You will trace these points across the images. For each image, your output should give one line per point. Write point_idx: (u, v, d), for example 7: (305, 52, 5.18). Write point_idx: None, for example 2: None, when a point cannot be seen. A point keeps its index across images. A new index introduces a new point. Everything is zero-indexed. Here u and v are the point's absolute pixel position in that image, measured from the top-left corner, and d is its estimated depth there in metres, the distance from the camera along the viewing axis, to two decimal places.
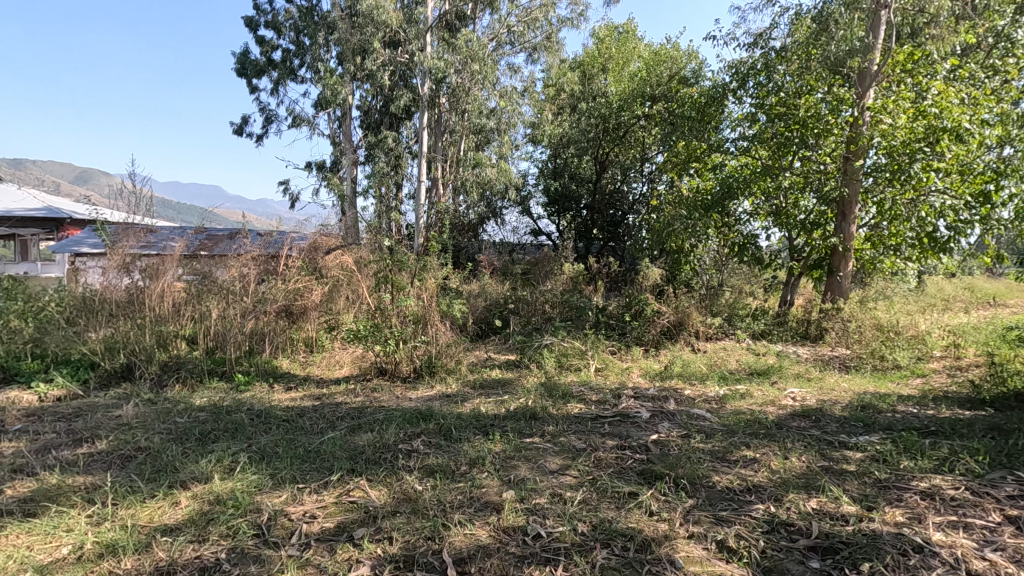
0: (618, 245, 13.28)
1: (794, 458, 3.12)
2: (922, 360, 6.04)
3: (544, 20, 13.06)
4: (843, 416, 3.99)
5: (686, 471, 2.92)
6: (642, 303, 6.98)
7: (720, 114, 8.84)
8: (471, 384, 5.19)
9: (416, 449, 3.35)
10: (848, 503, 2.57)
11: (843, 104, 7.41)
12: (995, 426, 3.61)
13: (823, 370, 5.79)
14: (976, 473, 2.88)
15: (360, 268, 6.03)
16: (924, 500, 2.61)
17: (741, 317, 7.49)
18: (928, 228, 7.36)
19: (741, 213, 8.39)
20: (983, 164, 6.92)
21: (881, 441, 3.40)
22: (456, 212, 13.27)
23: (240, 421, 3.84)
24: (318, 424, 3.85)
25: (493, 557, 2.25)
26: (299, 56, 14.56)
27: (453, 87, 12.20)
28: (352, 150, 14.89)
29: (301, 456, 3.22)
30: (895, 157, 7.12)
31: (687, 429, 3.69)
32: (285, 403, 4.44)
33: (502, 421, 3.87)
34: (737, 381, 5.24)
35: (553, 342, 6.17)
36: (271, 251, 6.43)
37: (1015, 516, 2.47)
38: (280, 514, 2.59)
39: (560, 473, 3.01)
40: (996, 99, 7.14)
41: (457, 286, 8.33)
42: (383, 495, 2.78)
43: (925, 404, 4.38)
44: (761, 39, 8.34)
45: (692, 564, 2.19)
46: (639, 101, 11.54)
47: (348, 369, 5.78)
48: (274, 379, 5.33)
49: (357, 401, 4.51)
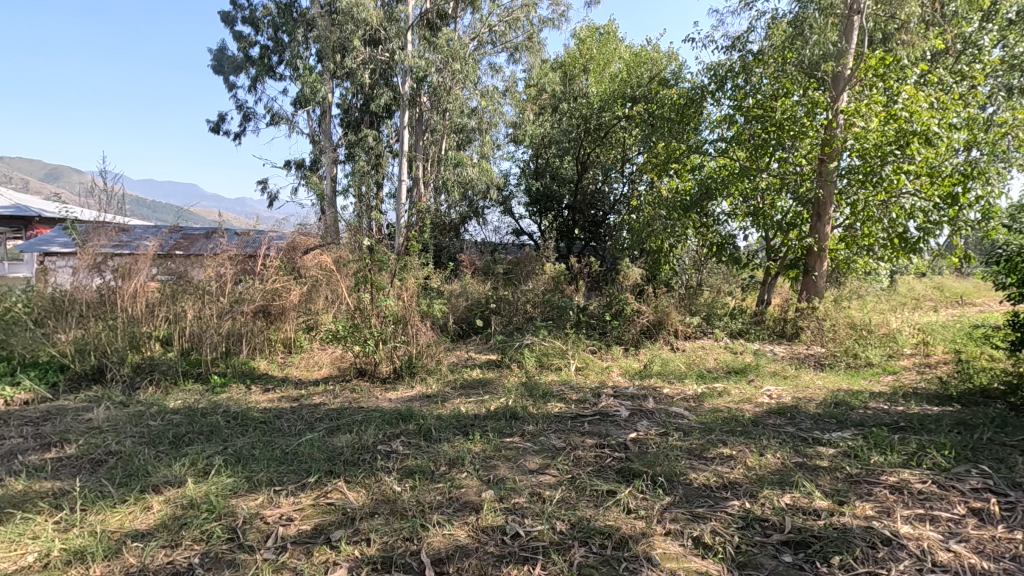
0: (598, 245, 13.13)
1: (769, 454, 3.17)
2: (893, 357, 6.22)
3: (525, 19, 13.08)
4: (817, 413, 4.07)
5: (663, 469, 2.94)
6: (622, 302, 7.05)
7: (699, 116, 8.97)
8: (451, 384, 5.18)
9: (395, 450, 3.34)
10: (820, 498, 2.63)
11: (819, 108, 7.49)
12: (961, 421, 3.72)
13: (799, 367, 5.90)
14: (942, 467, 2.96)
15: (339, 268, 5.99)
16: (893, 494, 2.68)
17: (718, 316, 7.60)
18: (899, 229, 7.50)
19: (719, 214, 8.46)
20: (951, 167, 7.12)
21: (853, 437, 3.48)
22: (438, 212, 13.23)
23: (217, 423, 3.78)
24: (295, 426, 3.81)
25: (471, 557, 2.25)
26: (278, 52, 14.39)
27: (434, 86, 12.22)
28: (331, 149, 14.77)
29: (278, 458, 3.18)
30: (868, 159, 7.23)
31: (666, 427, 3.73)
32: (262, 405, 4.38)
33: (482, 421, 3.87)
34: (715, 379, 5.30)
35: (534, 342, 6.17)
36: (249, 251, 6.35)
37: (978, 508, 2.55)
38: (255, 517, 2.55)
39: (539, 472, 3.02)
40: (963, 104, 7.35)
41: (439, 286, 8.30)
42: (362, 496, 2.76)
43: (895, 401, 4.49)
44: (738, 42, 8.46)
45: (669, 561, 2.21)
46: (620, 103, 11.66)
47: (327, 370, 5.71)
48: (251, 380, 5.25)
49: (336, 403, 4.47)
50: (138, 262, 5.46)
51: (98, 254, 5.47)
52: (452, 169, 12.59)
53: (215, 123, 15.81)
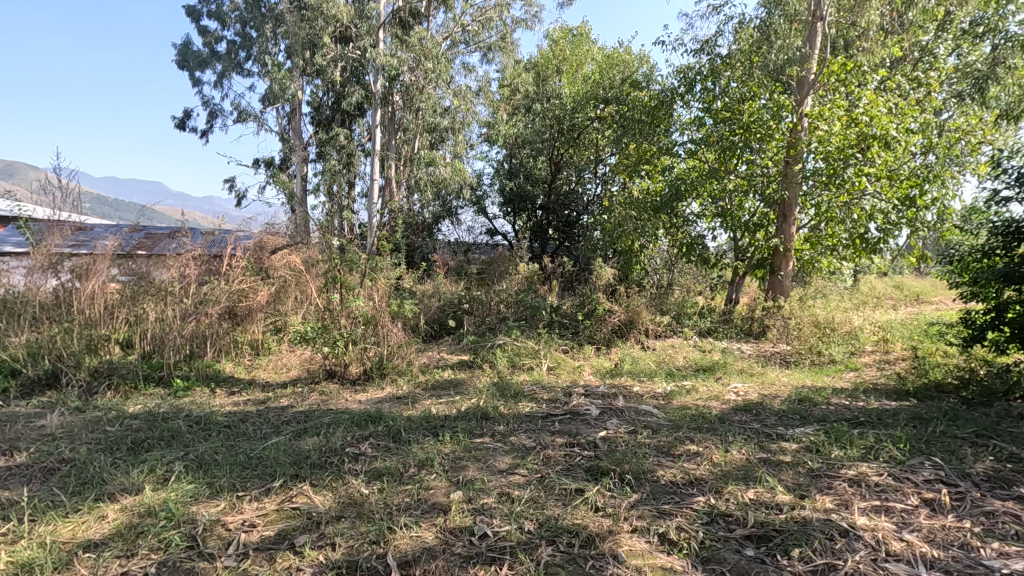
0: (572, 245, 13.10)
1: (735, 450, 3.23)
2: (855, 354, 6.42)
3: (498, 20, 13.08)
4: (781, 410, 4.16)
5: (631, 466, 2.98)
6: (594, 302, 7.10)
7: (669, 118, 9.10)
8: (422, 386, 5.14)
9: (363, 452, 3.28)
10: (783, 492, 2.69)
11: (784, 111, 7.72)
12: (916, 415, 3.85)
13: (765, 365, 6.04)
14: (898, 460, 3.06)
15: (308, 268, 5.87)
16: (851, 487, 2.76)
17: (688, 315, 7.71)
18: (861, 230, 7.73)
19: (689, 214, 8.59)
20: (909, 170, 7.38)
21: (814, 432, 3.57)
22: (410, 211, 13.15)
23: (178, 428, 3.67)
24: (260, 430, 3.72)
25: (438, 559, 2.23)
26: (245, 48, 14.09)
27: (407, 84, 12.10)
28: (302, 147, 14.54)
29: (241, 463, 3.11)
30: (831, 162, 7.38)
31: (635, 425, 3.78)
32: (226, 408, 4.28)
33: (452, 422, 3.85)
34: (683, 377, 5.38)
35: (506, 342, 6.17)
36: (214, 251, 6.28)
37: (929, 499, 2.65)
38: (216, 524, 2.49)
39: (508, 472, 3.02)
40: (920, 110, 7.63)
41: (411, 286, 8.23)
42: (328, 500, 2.71)
43: (856, 396, 4.63)
44: (707, 45, 8.61)
45: (634, 558, 2.23)
46: (592, 104, 11.82)
47: (296, 372, 5.61)
48: (217, 383, 5.12)
49: (304, 405, 4.40)
50: (97, 262, 5.39)
51: (53, 253, 5.37)
52: (424, 169, 12.52)
53: (180, 119, 15.40)
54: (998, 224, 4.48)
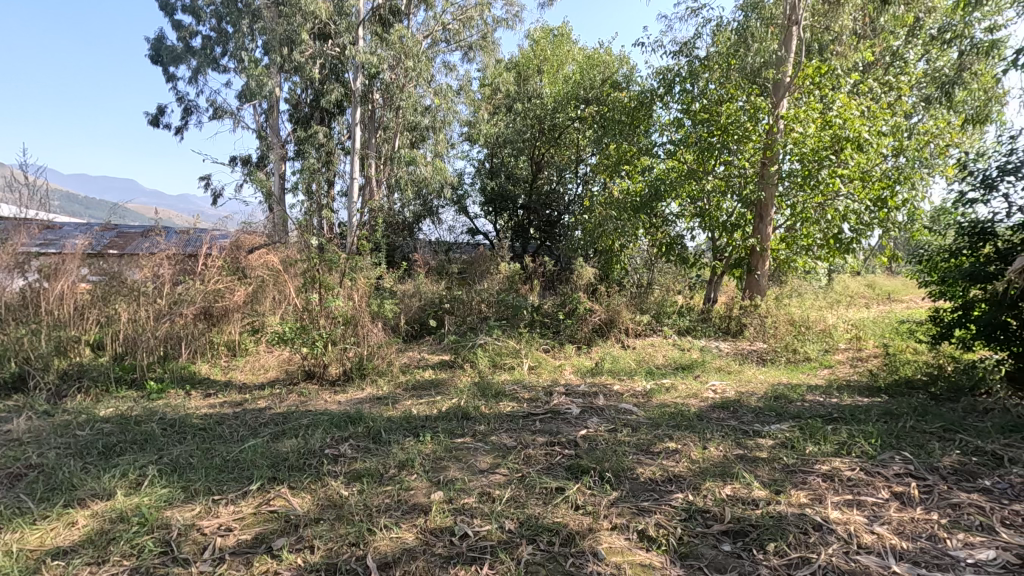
0: (553, 245, 13.10)
1: (712, 447, 3.28)
2: (829, 352, 6.57)
3: (479, 19, 13.04)
4: (758, 407, 4.24)
5: (611, 464, 3.00)
6: (575, 301, 7.13)
7: (649, 119, 9.19)
8: (403, 386, 5.11)
9: (343, 453, 3.26)
10: (759, 488, 2.74)
11: (760, 112, 7.86)
12: (888, 411, 3.96)
13: (742, 363, 6.14)
14: (869, 455, 3.14)
15: (286, 268, 5.79)
16: (825, 482, 2.82)
17: (668, 314, 7.80)
18: (835, 230, 7.85)
19: (668, 214, 8.69)
20: (881, 172, 7.56)
21: (789, 428, 3.64)
22: (391, 211, 13.08)
23: (151, 431, 3.59)
24: (237, 432, 3.67)
25: (418, 559, 2.22)
26: (221, 44, 13.85)
27: (387, 83, 12.01)
28: (279, 145, 14.34)
29: (217, 466, 3.05)
30: (806, 163, 7.60)
31: (615, 424, 3.81)
32: (202, 411, 4.20)
33: (433, 422, 3.84)
34: (662, 375, 5.45)
35: (487, 342, 6.16)
36: (190, 250, 6.16)
37: (900, 492, 2.72)
38: (191, 528, 2.45)
39: (489, 472, 3.02)
40: (891, 113, 7.84)
41: (392, 286, 8.17)
42: (306, 502, 2.68)
43: (830, 393, 4.73)
44: (685, 47, 8.71)
45: (614, 555, 2.25)
46: (573, 104, 11.92)
47: (274, 373, 5.54)
48: (192, 385, 5.02)
49: (282, 406, 4.34)
50: (66, 262, 5.28)
51: (20, 252, 5.21)
52: (404, 167, 12.43)
53: (154, 115, 15.06)
54: (965, 224, 4.65)
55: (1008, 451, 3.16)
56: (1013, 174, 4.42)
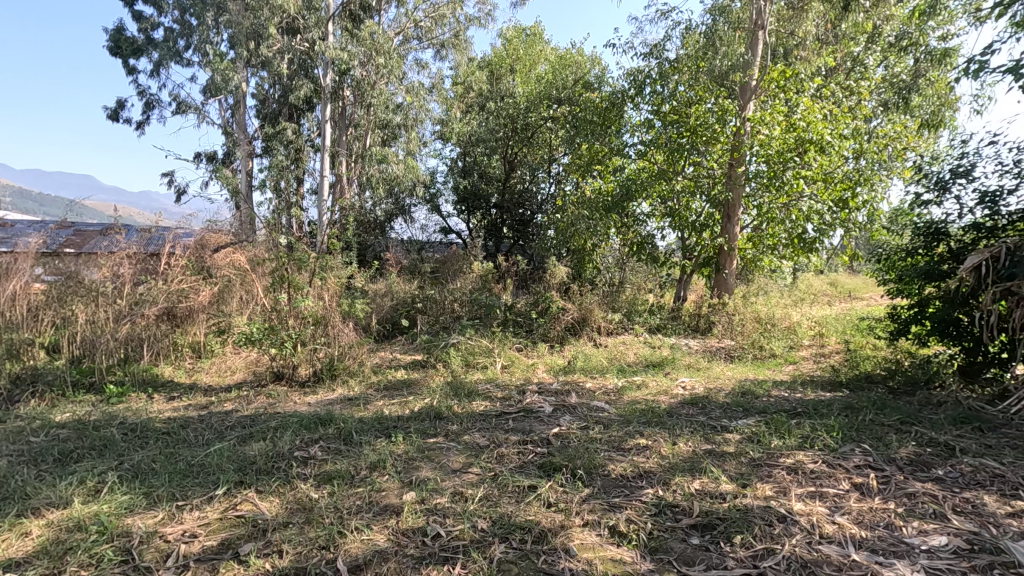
0: (526, 244, 13.12)
1: (682, 443, 3.34)
2: (794, 348, 6.76)
3: (451, 17, 12.99)
4: (725, 402, 4.33)
5: (583, 462, 3.03)
6: (548, 300, 7.17)
7: (620, 119, 9.28)
8: (374, 386, 5.06)
9: (313, 456, 3.20)
10: (726, 482, 2.80)
11: (729, 114, 8.00)
12: (848, 405, 4.09)
13: (711, 359, 6.27)
14: (831, 448, 3.24)
15: (254, 267, 5.66)
16: (789, 475, 2.91)
17: (639, 312, 7.90)
18: (799, 230, 8.08)
19: (639, 214, 8.79)
20: (843, 174, 7.80)
21: (755, 423, 3.73)
22: (362, 209, 12.94)
23: (111, 436, 3.47)
24: (202, 436, 3.57)
25: (390, 561, 2.21)
26: (184, 36, 13.45)
27: (357, 79, 11.85)
28: (246, 141, 14.02)
29: (181, 471, 2.97)
30: (772, 165, 7.80)
31: (587, 421, 3.84)
32: (165, 414, 4.08)
33: (405, 422, 3.81)
34: (634, 373, 5.53)
35: (460, 341, 6.14)
36: (152, 248, 5.96)
37: (859, 483, 2.82)
38: (154, 535, 2.38)
39: (462, 471, 3.01)
40: (852, 117, 8.10)
41: (363, 286, 8.07)
42: (275, 506, 2.63)
43: (794, 388, 4.88)
44: (656, 49, 8.83)
45: (586, 551, 2.27)
46: (546, 104, 12.00)
47: (241, 375, 5.41)
48: (154, 389, 4.87)
49: (249, 409, 4.24)
50: (18, 262, 5.10)
51: None
52: (376, 165, 12.28)
53: (113, 109, 14.53)
54: (920, 225, 4.84)
55: (959, 441, 3.31)
56: (965, 176, 4.61)
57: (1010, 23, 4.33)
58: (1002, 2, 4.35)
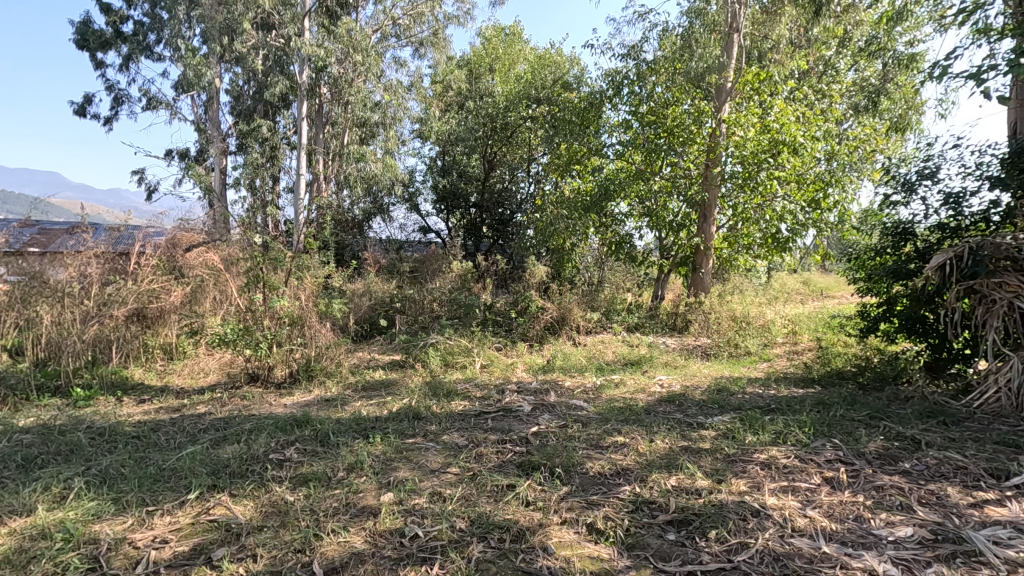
0: (505, 244, 13.12)
1: (658, 440, 3.38)
2: (768, 346, 6.90)
3: (430, 15, 12.93)
4: (702, 399, 4.40)
5: (561, 460, 3.04)
6: (527, 299, 7.18)
7: (598, 120, 9.33)
8: (352, 387, 5.02)
9: (288, 458, 3.16)
10: (702, 478, 2.84)
11: (705, 116, 8.11)
12: (820, 401, 4.19)
13: (687, 357, 6.36)
14: (804, 443, 3.31)
15: (228, 266, 5.55)
16: (763, 470, 2.96)
17: (617, 311, 7.98)
18: (773, 230, 8.21)
19: (617, 213, 8.86)
20: (815, 175, 7.97)
21: (731, 420, 3.79)
22: (340, 208, 12.80)
23: (78, 441, 3.37)
24: (175, 440, 3.49)
25: (367, 563, 2.19)
26: (155, 30, 13.14)
27: (334, 77, 11.69)
28: (220, 138, 13.76)
29: (151, 476, 2.90)
30: (747, 166, 7.93)
31: (565, 420, 3.86)
32: (135, 418, 3.98)
33: (384, 423, 3.78)
34: (612, 371, 5.58)
35: (439, 341, 6.10)
36: (121, 247, 5.81)
37: (830, 477, 2.89)
38: (123, 542, 2.32)
39: (441, 471, 3.00)
40: (824, 119, 8.30)
41: (341, 286, 7.99)
42: (249, 510, 2.59)
43: (768, 385, 4.98)
44: (633, 51, 8.91)
45: (563, 549, 2.28)
46: (525, 104, 12.00)
47: (215, 377, 5.30)
48: (124, 391, 4.74)
49: (223, 411, 4.16)
50: None
51: None
52: (353, 164, 12.14)
53: (80, 105, 14.14)
54: (888, 226, 4.97)
55: (925, 435, 3.41)
56: (930, 178, 4.76)
57: (973, 30, 4.47)
58: (965, 9, 4.49)
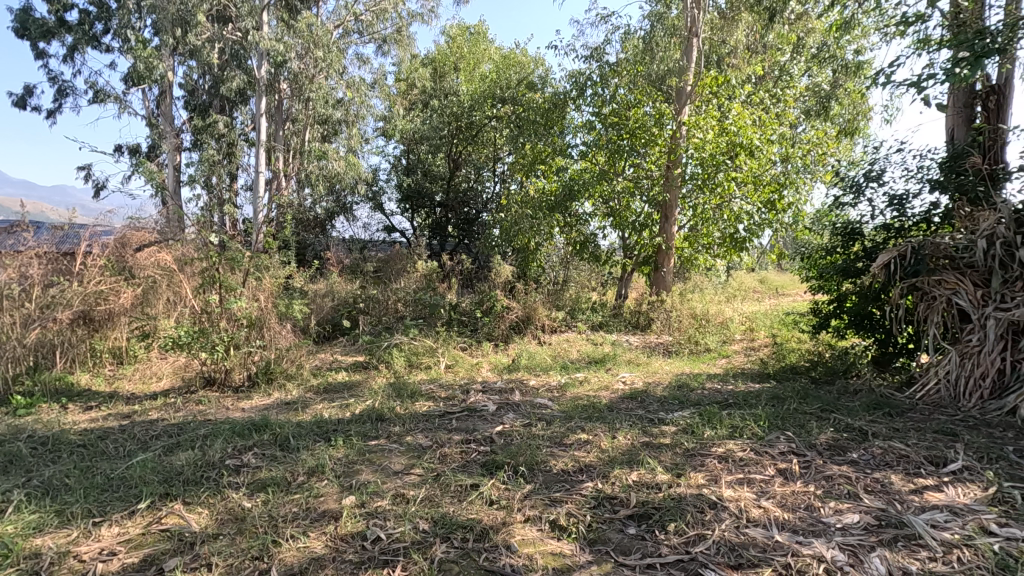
0: (471, 243, 13.04)
1: (620, 436, 3.44)
2: (727, 343, 7.10)
3: (394, 12, 12.77)
4: (663, 396, 4.50)
5: (524, 458, 3.06)
6: (492, 299, 7.20)
7: (562, 120, 9.43)
8: (314, 389, 4.92)
9: (246, 463, 3.07)
10: (662, 473, 2.90)
11: (666, 118, 8.28)
12: (776, 395, 4.33)
13: (650, 355, 6.50)
14: (759, 436, 3.42)
15: (182, 267, 5.31)
16: (720, 463, 3.05)
17: (582, 310, 8.08)
18: (731, 230, 8.44)
19: (582, 213, 8.92)
20: (770, 177, 8.26)
21: (690, 415, 3.89)
22: (301, 207, 12.54)
23: (17, 451, 3.20)
24: (124, 447, 3.35)
25: (327, 568, 2.15)
26: (103, 20, 12.58)
27: (294, 73, 11.40)
28: (173, 134, 13.29)
29: (99, 486, 2.77)
30: (706, 167, 8.11)
31: (530, 418, 3.89)
32: (81, 425, 3.80)
33: (346, 426, 3.71)
34: (576, 370, 5.64)
35: (403, 342, 6.05)
36: (66, 247, 5.54)
37: (783, 468, 2.99)
38: (67, 555, 2.22)
39: (404, 472, 2.98)
40: (778, 123, 8.61)
41: (303, 286, 7.83)
42: (203, 518, 2.51)
43: (726, 380, 5.13)
44: (596, 52, 9.03)
45: (526, 546, 2.30)
46: (490, 103, 11.90)
47: (168, 382, 5.09)
48: (69, 398, 4.52)
49: (177, 417, 4.01)
50: None
51: None
52: (315, 162, 11.97)
53: (20, 96, 13.41)
54: (838, 225, 5.18)
55: (872, 426, 3.58)
56: (876, 180, 4.99)
57: (914, 41, 4.69)
58: (907, 21, 4.72)
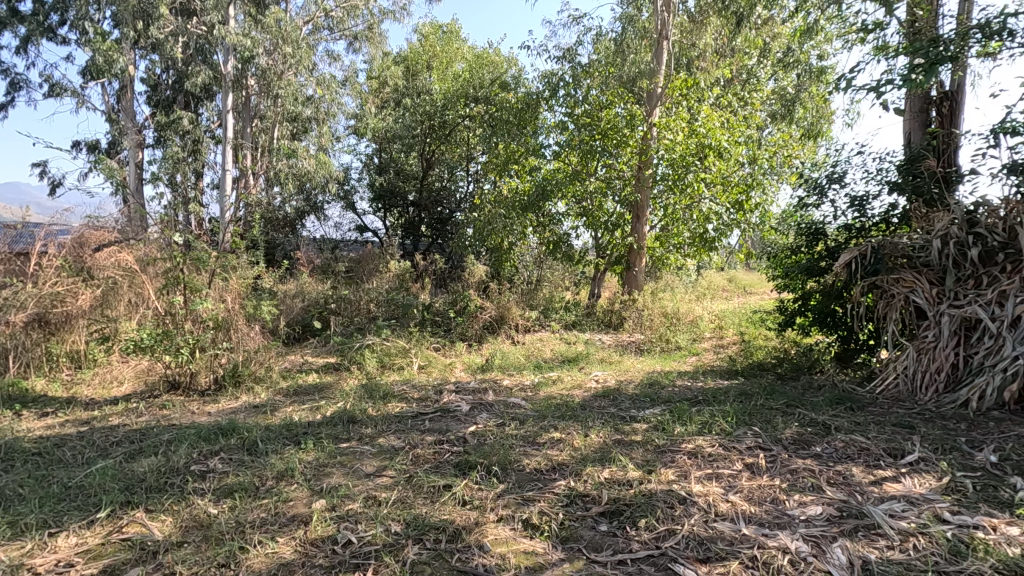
0: (444, 243, 12.93)
1: (593, 434, 3.47)
2: (697, 341, 7.24)
3: (364, 9, 12.63)
4: (634, 394, 4.56)
5: (497, 458, 3.06)
6: (465, 299, 7.17)
7: (535, 120, 9.46)
8: (283, 392, 4.83)
9: (212, 469, 3.00)
10: (633, 470, 2.94)
11: (637, 120, 8.34)
12: (743, 392, 4.43)
13: (622, 353, 6.58)
14: (727, 432, 3.50)
15: (143, 267, 4.96)
16: (690, 459, 3.11)
17: (555, 309, 8.13)
18: (701, 230, 8.60)
19: (555, 213, 8.98)
20: (738, 178, 8.46)
21: (660, 412, 3.96)
22: (270, 206, 12.29)
23: None
24: (83, 454, 3.23)
25: (296, 573, 2.11)
26: (59, 11, 12.12)
27: (262, 68, 11.17)
28: (135, 130, 12.89)
29: (55, 495, 2.67)
30: (676, 168, 8.24)
31: (503, 418, 3.89)
32: (36, 432, 3.65)
33: (316, 428, 3.66)
34: (550, 369, 5.67)
35: (375, 342, 5.99)
36: (20, 247, 5.40)
37: (750, 463, 3.07)
38: (20, 568, 2.13)
39: (376, 475, 2.94)
40: (746, 125, 8.81)
41: (272, 286, 7.67)
42: (167, 525, 2.44)
43: (696, 377, 5.23)
44: (568, 53, 9.10)
45: (499, 546, 2.31)
46: (462, 102, 11.82)
47: (129, 387, 4.93)
48: (23, 404, 4.34)
49: (140, 422, 3.89)
50: None
51: None
52: (284, 160, 11.76)
53: None
54: (802, 225, 5.33)
55: (834, 421, 3.69)
56: (838, 182, 5.15)
57: (873, 48, 4.86)
58: (866, 28, 4.88)
